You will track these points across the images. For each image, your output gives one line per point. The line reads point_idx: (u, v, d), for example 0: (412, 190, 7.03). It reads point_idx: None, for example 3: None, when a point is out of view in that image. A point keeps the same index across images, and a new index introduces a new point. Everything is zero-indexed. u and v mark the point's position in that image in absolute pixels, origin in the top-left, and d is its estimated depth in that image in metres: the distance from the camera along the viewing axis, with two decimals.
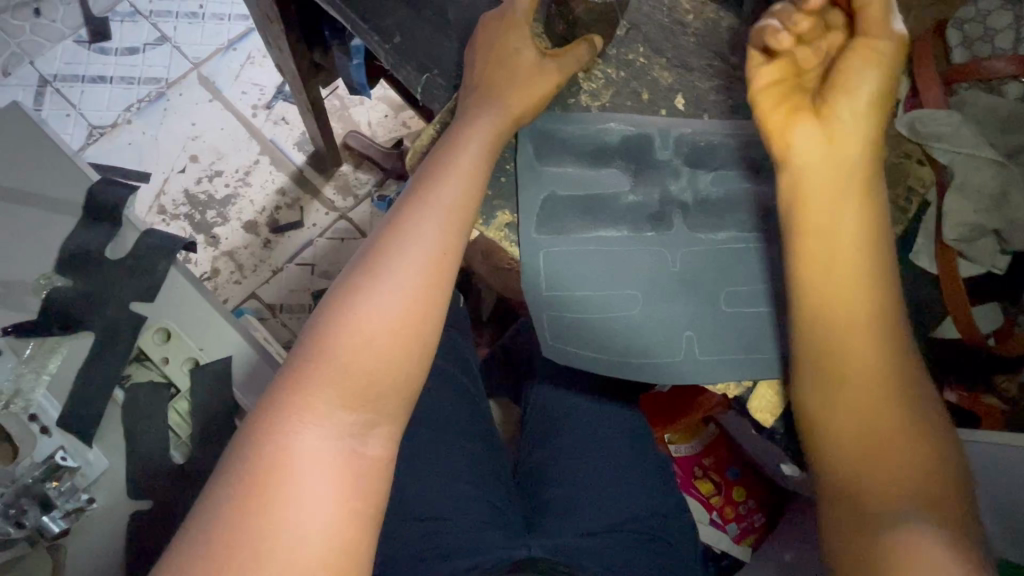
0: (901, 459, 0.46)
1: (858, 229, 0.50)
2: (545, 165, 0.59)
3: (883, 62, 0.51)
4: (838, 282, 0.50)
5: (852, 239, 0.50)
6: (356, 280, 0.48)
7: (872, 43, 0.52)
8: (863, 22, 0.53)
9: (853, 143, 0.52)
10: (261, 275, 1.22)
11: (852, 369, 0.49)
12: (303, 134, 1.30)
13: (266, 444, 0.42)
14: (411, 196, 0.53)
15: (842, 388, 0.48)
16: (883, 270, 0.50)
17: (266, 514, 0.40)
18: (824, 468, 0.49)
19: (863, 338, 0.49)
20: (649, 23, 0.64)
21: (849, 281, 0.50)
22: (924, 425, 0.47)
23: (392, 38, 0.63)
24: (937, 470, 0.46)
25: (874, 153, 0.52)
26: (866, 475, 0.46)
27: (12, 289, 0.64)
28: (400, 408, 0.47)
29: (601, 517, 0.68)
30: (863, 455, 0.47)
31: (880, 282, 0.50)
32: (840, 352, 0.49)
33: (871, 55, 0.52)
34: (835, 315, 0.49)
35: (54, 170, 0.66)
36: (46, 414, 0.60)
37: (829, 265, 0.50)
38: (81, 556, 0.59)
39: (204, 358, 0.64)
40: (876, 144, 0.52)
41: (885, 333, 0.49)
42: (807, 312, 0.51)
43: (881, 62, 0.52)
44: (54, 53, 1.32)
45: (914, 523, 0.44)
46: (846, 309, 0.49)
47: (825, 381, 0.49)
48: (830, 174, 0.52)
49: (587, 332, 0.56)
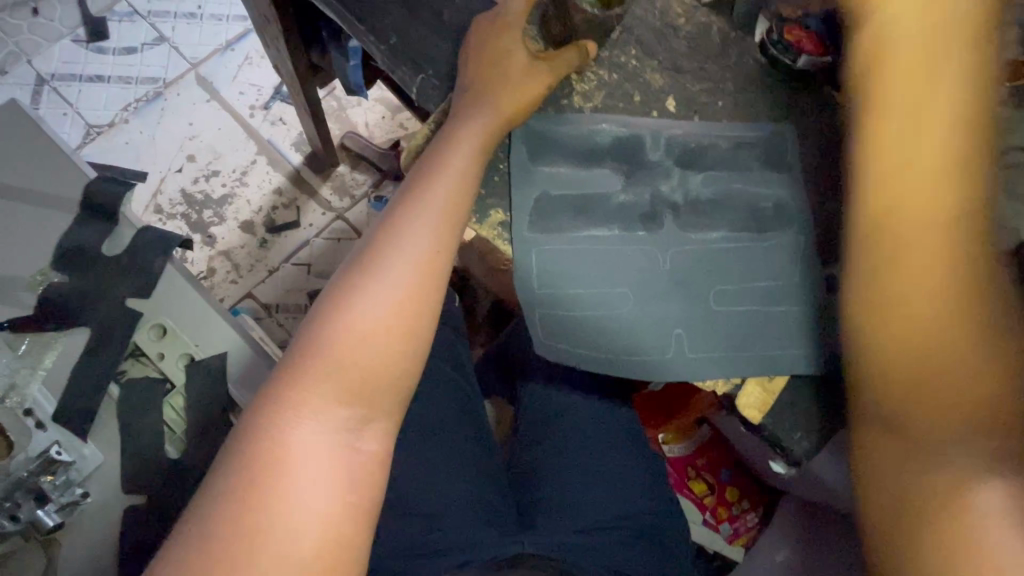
0: (953, 398, 0.46)
1: (930, 154, 0.49)
2: (538, 165, 0.60)
3: None
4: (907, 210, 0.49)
5: (925, 165, 0.49)
6: (351, 277, 0.48)
7: None
8: None
9: (938, 57, 0.49)
10: (257, 274, 1.23)
11: (910, 305, 0.48)
12: (300, 134, 1.31)
13: (262, 438, 0.43)
14: (405, 195, 0.53)
15: (895, 326, 0.48)
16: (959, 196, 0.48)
17: (264, 505, 0.41)
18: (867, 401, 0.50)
19: (936, 286, 0.47)
20: (642, 26, 0.65)
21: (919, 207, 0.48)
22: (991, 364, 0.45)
23: (388, 39, 0.64)
24: (994, 408, 0.45)
25: (967, 63, 0.49)
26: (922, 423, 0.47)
27: (9, 285, 0.65)
28: (395, 402, 0.47)
29: (594, 513, 0.69)
30: (912, 391, 0.47)
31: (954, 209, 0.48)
32: (898, 287, 0.48)
33: None
34: (901, 245, 0.49)
35: (51, 167, 0.67)
36: (42, 410, 0.61)
37: (899, 210, 0.49)
38: (75, 552, 0.59)
39: (200, 354, 0.64)
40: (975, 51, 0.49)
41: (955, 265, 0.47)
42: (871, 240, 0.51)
43: None
44: (52, 52, 1.33)
45: (951, 458, 0.45)
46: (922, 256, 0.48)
47: (884, 331, 0.49)
48: (910, 92, 0.50)
49: (579, 331, 0.57)
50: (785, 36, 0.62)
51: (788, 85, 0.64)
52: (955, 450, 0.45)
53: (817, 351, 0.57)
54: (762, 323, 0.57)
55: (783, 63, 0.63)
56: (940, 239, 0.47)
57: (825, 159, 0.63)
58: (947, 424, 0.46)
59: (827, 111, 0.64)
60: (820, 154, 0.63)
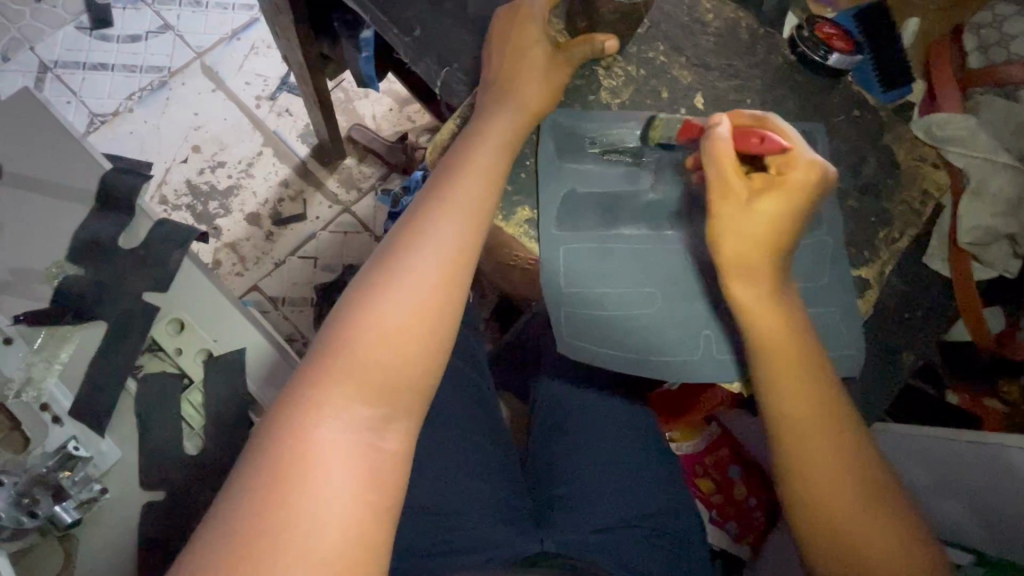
0: (822, 459, 0.49)
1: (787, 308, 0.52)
2: (565, 162, 0.59)
3: (813, 190, 0.52)
4: (777, 349, 0.51)
5: (786, 319, 0.52)
6: (377, 275, 0.47)
7: (795, 176, 0.52)
8: (719, 169, 0.53)
9: (761, 224, 0.53)
10: (264, 267, 1.21)
11: (789, 399, 0.50)
12: (307, 126, 1.29)
13: (287, 437, 0.42)
14: (429, 192, 0.53)
15: (785, 412, 0.50)
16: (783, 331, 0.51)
17: (285, 504, 0.39)
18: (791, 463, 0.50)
19: (798, 376, 0.51)
20: (670, 21, 0.64)
21: (785, 344, 0.51)
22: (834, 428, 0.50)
23: (412, 31, 0.62)
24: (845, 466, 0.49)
25: (778, 236, 0.53)
26: (812, 474, 0.49)
27: (24, 277, 0.64)
28: (417, 401, 0.46)
29: (615, 512, 0.68)
30: (809, 454, 0.49)
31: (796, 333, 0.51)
32: (781, 382, 0.51)
33: (786, 189, 0.53)
34: (775, 339, 0.51)
35: (64, 157, 0.66)
36: (58, 404, 0.59)
37: (774, 339, 0.51)
38: (91, 548, 0.58)
39: (218, 349, 0.64)
40: (782, 233, 0.53)
41: (807, 362, 0.51)
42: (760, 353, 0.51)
43: (805, 197, 0.53)
44: (55, 38, 1.31)
45: (858, 508, 0.48)
46: (797, 408, 0.50)
47: (774, 399, 0.51)
48: (749, 243, 0.53)
49: (604, 331, 0.56)
50: (817, 33, 0.62)
51: (816, 83, 0.64)
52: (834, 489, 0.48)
53: (845, 355, 0.58)
54: None
55: (813, 60, 0.62)
56: (792, 358, 0.51)
57: (852, 159, 0.62)
58: (830, 479, 0.49)
59: (856, 110, 0.63)
60: (848, 154, 0.62)
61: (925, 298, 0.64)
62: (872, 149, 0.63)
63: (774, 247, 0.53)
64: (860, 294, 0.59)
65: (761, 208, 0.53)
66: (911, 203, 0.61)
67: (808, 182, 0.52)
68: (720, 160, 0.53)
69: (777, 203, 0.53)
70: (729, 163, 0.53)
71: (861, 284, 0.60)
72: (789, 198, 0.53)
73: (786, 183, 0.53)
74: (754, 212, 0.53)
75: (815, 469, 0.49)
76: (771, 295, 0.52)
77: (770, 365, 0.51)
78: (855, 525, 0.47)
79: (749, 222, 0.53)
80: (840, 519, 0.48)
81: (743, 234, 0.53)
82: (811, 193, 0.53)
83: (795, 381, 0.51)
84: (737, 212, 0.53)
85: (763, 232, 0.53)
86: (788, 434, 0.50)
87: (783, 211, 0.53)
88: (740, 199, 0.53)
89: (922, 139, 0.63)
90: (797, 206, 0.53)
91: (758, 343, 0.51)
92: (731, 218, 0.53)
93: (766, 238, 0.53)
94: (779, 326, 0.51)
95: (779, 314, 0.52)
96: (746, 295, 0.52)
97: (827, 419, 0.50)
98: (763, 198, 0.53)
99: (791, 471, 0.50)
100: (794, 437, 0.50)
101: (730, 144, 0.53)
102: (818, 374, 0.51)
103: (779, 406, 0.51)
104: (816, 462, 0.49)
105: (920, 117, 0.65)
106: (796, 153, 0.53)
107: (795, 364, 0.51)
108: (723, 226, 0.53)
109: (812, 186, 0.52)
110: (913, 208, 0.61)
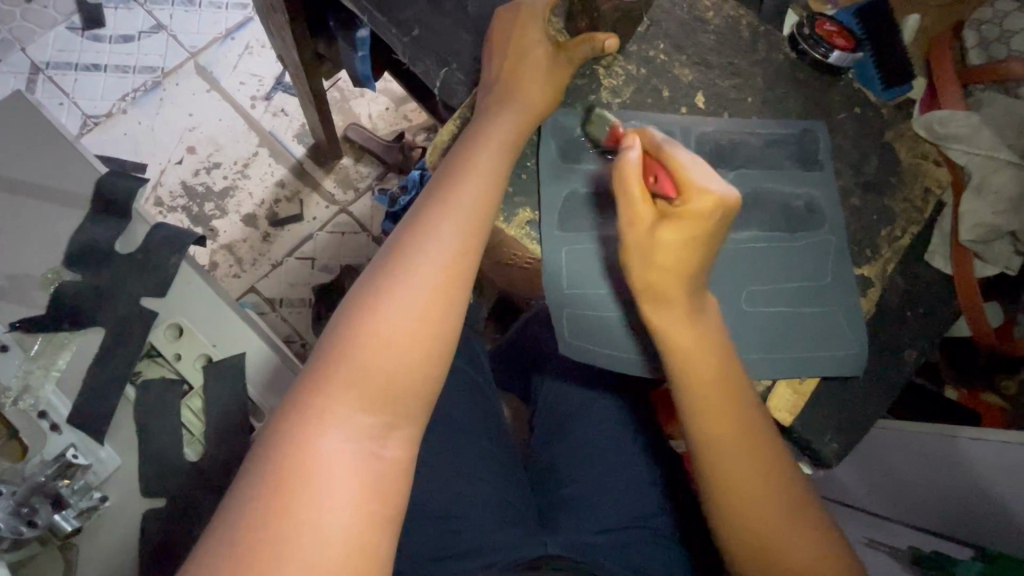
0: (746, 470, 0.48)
1: (712, 324, 0.51)
2: (567, 162, 0.59)
3: (712, 226, 0.49)
4: (698, 359, 0.50)
5: (711, 332, 0.51)
6: (378, 281, 0.47)
7: (692, 208, 0.48)
8: (622, 199, 0.51)
9: (672, 255, 0.50)
10: (261, 268, 1.21)
11: (711, 409, 0.49)
12: (303, 126, 1.28)
13: (288, 447, 0.41)
14: (430, 196, 0.52)
15: (711, 424, 0.49)
16: (721, 342, 0.51)
17: (286, 517, 0.39)
18: (717, 476, 0.48)
19: (717, 385, 0.49)
20: (670, 19, 0.64)
21: (705, 354, 0.50)
22: (756, 435, 0.49)
23: (411, 31, 0.62)
24: (769, 473, 0.48)
25: (691, 271, 0.50)
26: (741, 486, 0.48)
27: (20, 283, 0.63)
28: (420, 408, 0.46)
29: (618, 514, 0.67)
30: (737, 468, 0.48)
31: (716, 341, 0.51)
32: (706, 392, 0.49)
33: (688, 225, 0.49)
34: (695, 351, 0.50)
35: (57, 161, 0.65)
36: (57, 412, 0.59)
37: (692, 353, 0.50)
38: (92, 557, 0.58)
39: (218, 354, 0.63)
40: (688, 266, 0.50)
41: (725, 368, 0.50)
42: (684, 366, 0.50)
43: (708, 231, 0.49)
44: (46, 39, 1.29)
45: (784, 519, 0.47)
46: (720, 418, 0.49)
47: (698, 411, 0.49)
48: (661, 277, 0.50)
49: (607, 332, 0.56)
50: (817, 31, 0.62)
51: (816, 80, 0.64)
52: (762, 499, 0.47)
53: (848, 353, 0.58)
54: (792, 321, 0.58)
55: (813, 57, 0.62)
56: (711, 368, 0.50)
57: (854, 157, 0.62)
58: (757, 490, 0.48)
59: (857, 108, 0.63)
60: (849, 152, 0.62)
61: (929, 297, 0.63)
62: (873, 147, 0.63)
63: (693, 277, 0.50)
64: (863, 293, 0.60)
65: (663, 240, 0.50)
66: (911, 200, 0.62)
67: (705, 213, 0.48)
68: (626, 187, 0.51)
69: (677, 233, 0.49)
70: (633, 193, 0.51)
71: (863, 282, 0.60)
72: (689, 228, 0.49)
73: (685, 212, 0.49)
74: (660, 245, 0.50)
75: (747, 502, 0.47)
76: (690, 322, 0.50)
77: (691, 379, 0.50)
78: (783, 536, 0.47)
79: (655, 251, 0.50)
80: (772, 540, 0.47)
81: (654, 265, 0.50)
82: (709, 222, 0.49)
83: (720, 411, 0.49)
84: (646, 245, 0.51)
85: (671, 263, 0.50)
86: (717, 456, 0.48)
87: (684, 241, 0.49)
88: (644, 230, 0.51)
89: (923, 136, 0.63)
90: (698, 234, 0.49)
91: (679, 362, 0.50)
92: (638, 248, 0.51)
93: (678, 268, 0.50)
94: (703, 349, 0.50)
95: (711, 338, 0.50)
96: (669, 324, 0.50)
97: (756, 445, 0.49)
98: (664, 229, 0.50)
99: (724, 503, 0.48)
100: (726, 470, 0.48)
101: (635, 168, 0.51)
102: (736, 380, 0.50)
103: (704, 418, 0.49)
104: (743, 474, 0.48)
105: (921, 114, 0.65)
106: (693, 180, 0.49)
107: (723, 393, 0.49)
108: (633, 255, 0.51)
109: (710, 216, 0.48)
110: (915, 205, 0.61)
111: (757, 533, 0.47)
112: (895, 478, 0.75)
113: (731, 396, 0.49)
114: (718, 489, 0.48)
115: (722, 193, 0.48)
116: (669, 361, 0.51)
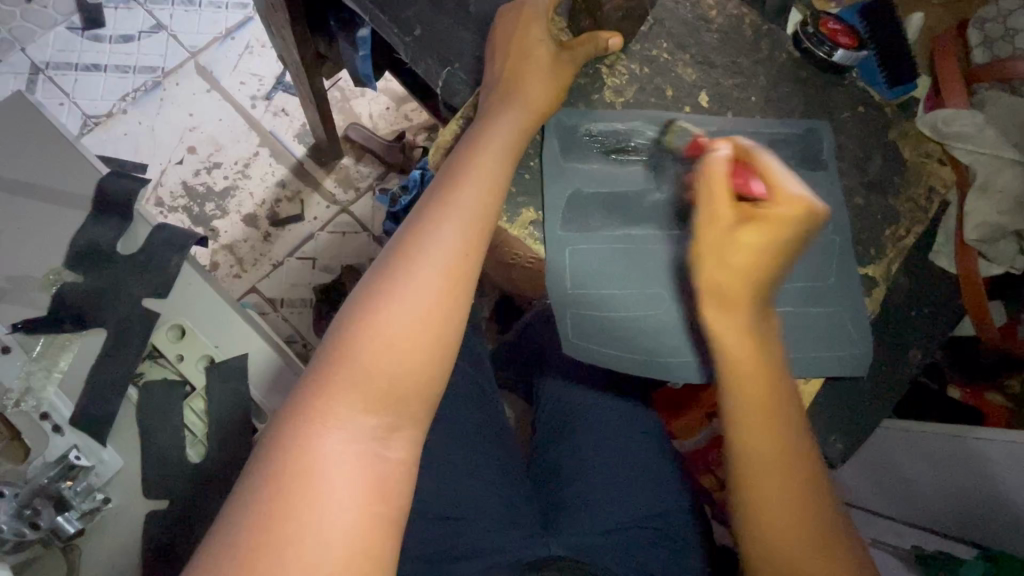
0: (776, 468, 0.47)
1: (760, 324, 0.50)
2: (569, 162, 0.58)
3: (797, 231, 0.48)
4: (744, 355, 0.49)
5: (760, 331, 0.50)
6: (380, 282, 0.47)
7: (778, 212, 0.48)
8: (702, 196, 0.51)
9: (746, 255, 0.49)
10: (262, 268, 1.20)
11: (748, 404, 0.48)
12: (303, 125, 1.28)
13: (290, 448, 0.41)
14: (432, 196, 0.52)
15: (746, 419, 0.48)
16: (767, 340, 0.50)
17: (289, 519, 0.39)
18: (744, 472, 0.48)
19: (758, 381, 0.48)
20: (672, 18, 0.63)
21: (751, 350, 0.49)
22: (789, 433, 0.48)
23: (413, 30, 0.61)
24: (798, 472, 0.47)
25: (762, 274, 0.49)
26: (768, 485, 0.47)
27: (21, 285, 0.63)
28: (421, 409, 0.46)
29: (621, 515, 0.67)
30: (766, 465, 0.47)
31: (762, 338, 0.50)
32: (744, 388, 0.48)
33: (770, 226, 0.48)
34: (742, 347, 0.49)
35: (58, 161, 0.65)
36: (59, 413, 0.58)
37: (740, 350, 0.49)
38: (94, 559, 0.58)
39: (219, 355, 0.63)
40: (761, 269, 0.49)
41: (769, 365, 0.49)
42: (727, 361, 0.49)
43: (789, 236, 0.48)
44: (46, 39, 1.29)
45: (807, 520, 0.46)
46: (757, 413, 0.48)
47: (733, 406, 0.48)
48: (728, 275, 0.49)
49: (610, 332, 0.56)
50: (820, 29, 0.62)
51: (819, 79, 0.63)
52: (788, 498, 0.47)
53: (853, 353, 0.57)
54: (796, 321, 0.57)
55: (816, 56, 0.62)
56: (755, 364, 0.49)
57: (858, 156, 0.62)
58: (783, 488, 0.47)
59: (860, 107, 0.63)
60: (853, 151, 0.62)
61: (932, 297, 0.63)
62: (877, 146, 0.62)
63: (760, 280, 0.49)
64: (867, 293, 0.59)
65: (742, 240, 0.49)
66: (914, 200, 0.61)
67: (791, 218, 0.48)
68: (710, 185, 0.51)
69: (759, 236, 0.49)
70: (719, 191, 0.50)
71: (868, 282, 0.60)
72: (771, 230, 0.48)
73: (770, 216, 0.48)
74: (735, 243, 0.49)
75: (771, 500, 0.47)
76: (752, 325, 0.49)
77: (731, 374, 0.49)
78: (805, 536, 0.46)
79: (731, 250, 0.49)
80: (793, 540, 0.46)
81: (722, 262, 0.50)
82: (794, 228, 0.48)
83: (758, 406, 0.48)
84: (722, 242, 0.50)
85: (744, 265, 0.49)
86: (746, 452, 0.48)
87: (763, 245, 0.49)
88: (722, 229, 0.50)
89: (927, 135, 0.63)
90: (779, 239, 0.48)
91: (727, 360, 0.49)
92: (710, 246, 0.51)
93: (749, 269, 0.49)
94: (750, 346, 0.49)
95: (758, 337, 0.49)
96: (730, 325, 0.49)
97: (786, 443, 0.48)
98: (745, 229, 0.49)
99: (748, 499, 0.47)
100: (755, 466, 0.47)
101: (721, 167, 0.50)
102: (778, 377, 0.49)
103: (739, 413, 0.48)
104: (771, 471, 0.47)
105: (925, 113, 0.64)
106: (782, 186, 0.49)
107: (763, 389, 0.48)
108: (705, 254, 0.51)
109: (794, 222, 0.48)
110: (919, 204, 0.61)
111: (781, 532, 0.46)
112: (899, 478, 0.75)
113: (770, 393, 0.48)
114: (743, 485, 0.48)
115: (810, 199, 0.48)
116: (719, 360, 0.50)
